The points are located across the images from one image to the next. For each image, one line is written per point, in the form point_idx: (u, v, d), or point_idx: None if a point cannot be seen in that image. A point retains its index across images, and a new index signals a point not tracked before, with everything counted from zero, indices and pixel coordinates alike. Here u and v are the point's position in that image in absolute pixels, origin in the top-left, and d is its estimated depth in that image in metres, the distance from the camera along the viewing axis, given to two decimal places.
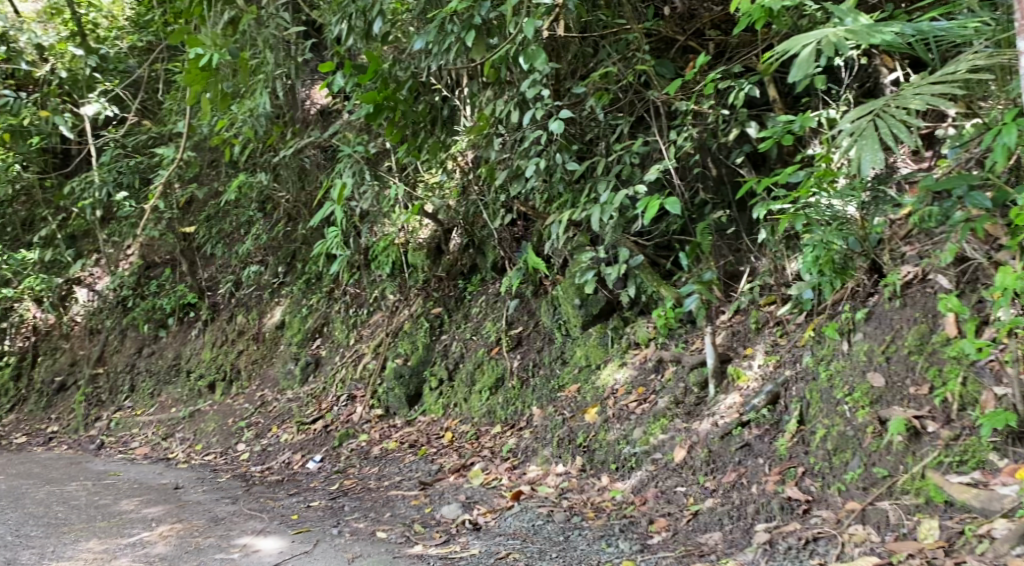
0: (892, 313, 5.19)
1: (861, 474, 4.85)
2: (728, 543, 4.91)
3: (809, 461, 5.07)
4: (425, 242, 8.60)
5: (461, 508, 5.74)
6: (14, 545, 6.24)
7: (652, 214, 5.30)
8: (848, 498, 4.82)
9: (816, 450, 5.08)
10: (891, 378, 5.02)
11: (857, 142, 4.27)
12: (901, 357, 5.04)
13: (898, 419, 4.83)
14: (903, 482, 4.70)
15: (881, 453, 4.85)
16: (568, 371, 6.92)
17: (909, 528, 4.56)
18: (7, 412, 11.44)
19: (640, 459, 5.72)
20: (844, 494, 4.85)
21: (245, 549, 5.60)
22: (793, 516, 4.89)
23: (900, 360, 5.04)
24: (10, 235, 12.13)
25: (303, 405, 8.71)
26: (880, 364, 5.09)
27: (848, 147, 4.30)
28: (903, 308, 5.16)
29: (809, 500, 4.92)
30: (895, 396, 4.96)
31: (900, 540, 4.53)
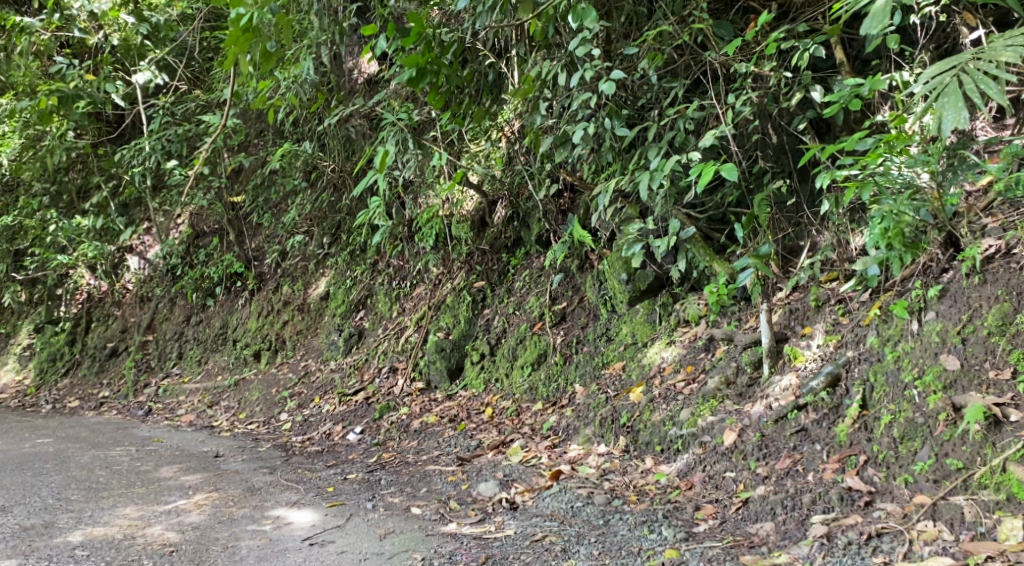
0: (970, 291, 4.84)
1: (931, 465, 4.53)
2: (781, 534, 4.62)
3: (873, 450, 4.76)
4: (469, 213, 8.38)
5: (498, 486, 5.54)
6: (53, 508, 6.19)
7: (706, 181, 4.94)
8: (917, 491, 4.51)
9: (880, 437, 4.77)
10: (967, 360, 4.67)
11: (937, 100, 4.10)
12: (979, 338, 4.69)
13: (975, 406, 4.49)
14: (981, 475, 4.37)
15: (955, 443, 4.52)
16: (612, 348, 6.67)
17: (987, 527, 4.23)
18: (61, 376, 11.52)
19: (686, 442, 5.46)
20: (912, 486, 4.53)
21: (277, 521, 5.45)
22: (853, 508, 4.59)
23: (978, 343, 4.69)
24: (65, 202, 12.33)
25: (345, 376, 8.59)
26: (954, 346, 4.75)
27: (927, 105, 4.13)
28: (983, 286, 4.81)
29: (871, 491, 4.63)
30: (972, 381, 4.61)
31: (978, 540, 4.21)
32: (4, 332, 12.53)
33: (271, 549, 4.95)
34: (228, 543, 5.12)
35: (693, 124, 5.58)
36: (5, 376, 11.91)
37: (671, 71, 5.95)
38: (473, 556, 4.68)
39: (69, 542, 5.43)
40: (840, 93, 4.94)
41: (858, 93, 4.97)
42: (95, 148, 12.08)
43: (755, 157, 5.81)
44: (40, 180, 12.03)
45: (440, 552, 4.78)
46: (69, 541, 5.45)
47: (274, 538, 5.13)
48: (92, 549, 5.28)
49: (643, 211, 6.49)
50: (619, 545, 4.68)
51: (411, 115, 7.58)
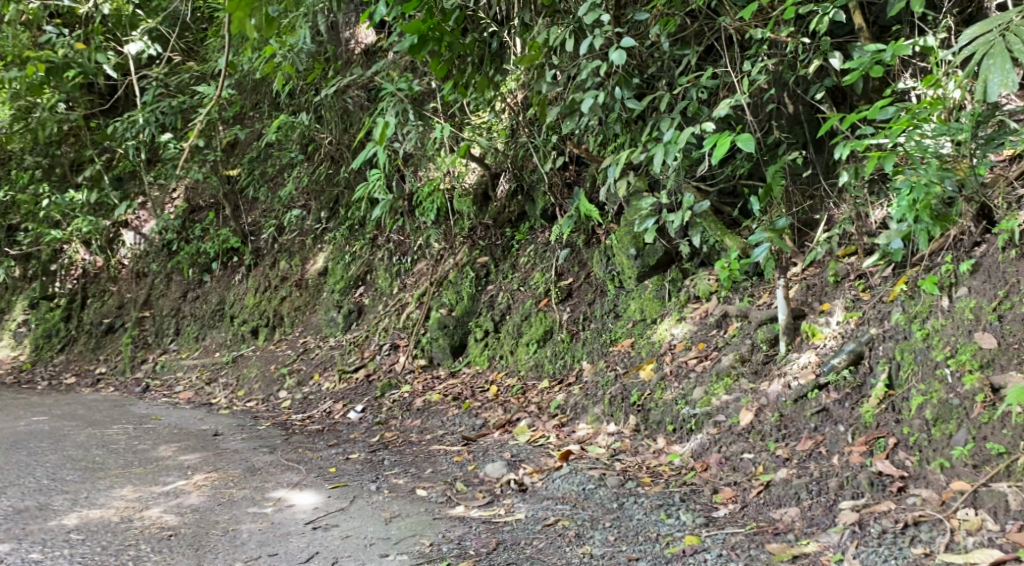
0: (1006, 266, 4.66)
1: (971, 449, 4.31)
2: (807, 520, 4.44)
3: (902, 432, 4.59)
4: (471, 187, 8.22)
5: (506, 467, 5.40)
6: (49, 489, 6.06)
7: (722, 154, 4.75)
8: (954, 476, 4.30)
9: (911, 419, 4.59)
10: (1004, 338, 4.48)
11: (983, 62, 4.03)
12: (1016, 315, 4.50)
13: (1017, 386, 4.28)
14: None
15: (994, 426, 4.30)
16: (620, 325, 6.52)
17: None
18: (57, 352, 11.33)
19: (700, 421, 5.32)
20: (948, 472, 4.32)
21: (279, 503, 5.31)
22: (885, 494, 4.39)
23: (1016, 320, 4.49)
24: (58, 176, 12.02)
25: (345, 353, 8.43)
26: (990, 323, 4.56)
27: (972, 66, 4.05)
28: (1019, 261, 4.63)
29: (904, 476, 4.43)
30: (1011, 359, 4.42)
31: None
32: None
33: (273, 534, 4.82)
34: (229, 526, 4.99)
35: (707, 94, 5.40)
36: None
37: (683, 38, 5.77)
38: (482, 542, 4.55)
39: (65, 526, 5.29)
40: (861, 60, 4.77)
41: (879, 60, 4.79)
42: (87, 121, 11.86)
43: (770, 127, 5.66)
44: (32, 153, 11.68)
45: (448, 537, 4.65)
46: (64, 524, 5.32)
47: (276, 522, 5.00)
48: (88, 533, 5.14)
49: (654, 185, 6.33)
50: (634, 530, 4.55)
51: (411, 85, 7.38)
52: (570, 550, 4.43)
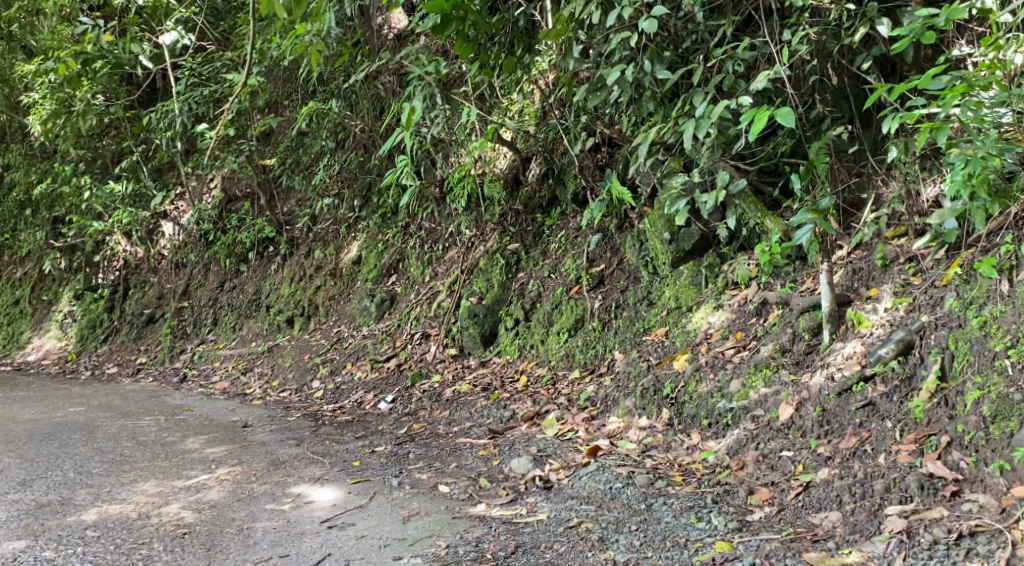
0: None
1: None
2: (849, 526, 4.14)
3: (956, 430, 4.26)
4: (503, 172, 7.99)
5: (532, 462, 5.16)
6: (73, 482, 5.96)
7: (760, 130, 4.40)
8: (1014, 480, 3.97)
9: (967, 416, 4.25)
10: None
11: None
12: None
13: None
14: None
15: None
16: (654, 313, 6.25)
17: None
18: (100, 342, 11.29)
19: (737, 416, 5.04)
20: (1008, 476, 4.00)
21: (298, 500, 5.13)
22: (937, 499, 4.07)
23: None
24: (99, 168, 12.10)
25: (377, 343, 8.25)
26: None
27: None
28: None
29: (958, 479, 4.11)
30: None
31: None
32: (46, 299, 12.37)
33: (287, 533, 4.64)
34: (244, 524, 4.83)
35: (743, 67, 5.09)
36: (47, 343, 11.77)
37: (718, 7, 5.45)
38: (501, 545, 4.33)
39: (82, 522, 5.18)
40: (910, 27, 4.38)
41: (931, 25, 4.40)
42: (126, 112, 11.82)
43: (813, 102, 5.31)
44: (77, 147, 11.76)
45: (466, 538, 4.43)
46: (82, 520, 5.20)
47: (292, 520, 4.82)
48: (104, 530, 5.02)
49: (688, 165, 6.04)
50: (662, 533, 4.28)
51: (438, 68, 7.15)
52: (593, 555, 4.18)
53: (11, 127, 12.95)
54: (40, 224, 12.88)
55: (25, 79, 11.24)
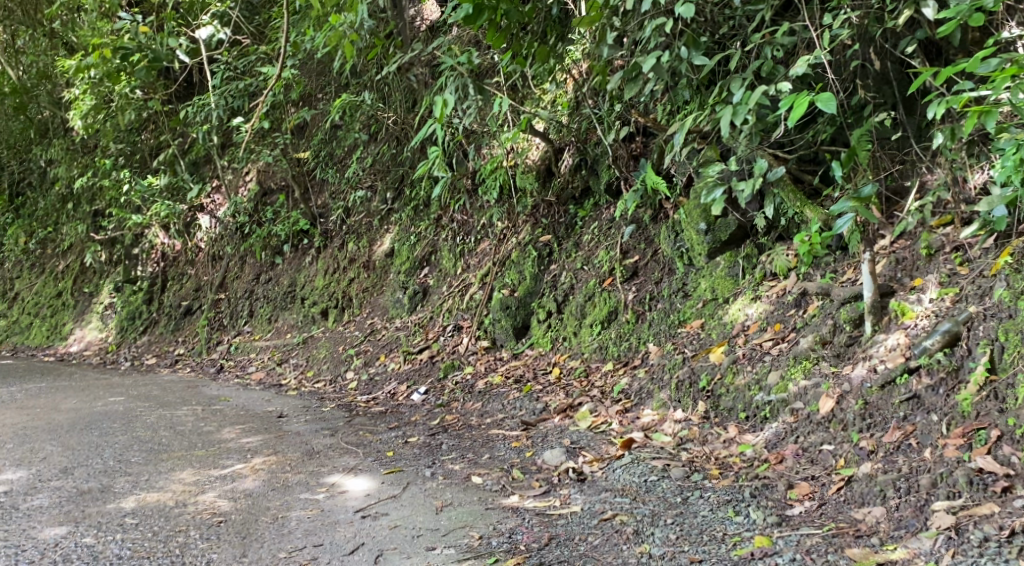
0: None
1: None
2: (894, 522, 4.01)
3: (1007, 424, 4.12)
4: (535, 163, 7.94)
5: (565, 454, 5.11)
6: (112, 471, 6.01)
7: (799, 116, 4.28)
8: None
9: (1017, 410, 4.12)
10: None
11: None
12: None
13: None
14: None
15: None
16: (689, 305, 6.16)
17: None
18: (139, 334, 11.40)
19: (776, 409, 4.96)
20: None
21: (331, 489, 5.12)
22: (987, 495, 3.93)
23: None
24: (138, 162, 12.23)
25: (410, 334, 8.24)
26: None
27: None
28: None
29: (1010, 474, 3.94)
30: None
31: None
32: (87, 292, 12.53)
33: (321, 523, 4.63)
34: (278, 513, 4.83)
35: (782, 52, 4.96)
36: (88, 335, 11.91)
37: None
38: (535, 536, 4.28)
39: (121, 509, 5.21)
40: (957, 7, 4.23)
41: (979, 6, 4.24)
42: (164, 106, 11.93)
43: (855, 87, 5.23)
44: (116, 141, 11.95)
45: (499, 529, 4.39)
46: (120, 508, 5.23)
47: (326, 509, 4.81)
48: (142, 517, 5.04)
49: (725, 155, 5.95)
50: (699, 527, 4.21)
51: (471, 59, 7.12)
52: (628, 549, 4.12)
53: (53, 123, 13.14)
54: (81, 218, 13.05)
55: (67, 74, 11.39)
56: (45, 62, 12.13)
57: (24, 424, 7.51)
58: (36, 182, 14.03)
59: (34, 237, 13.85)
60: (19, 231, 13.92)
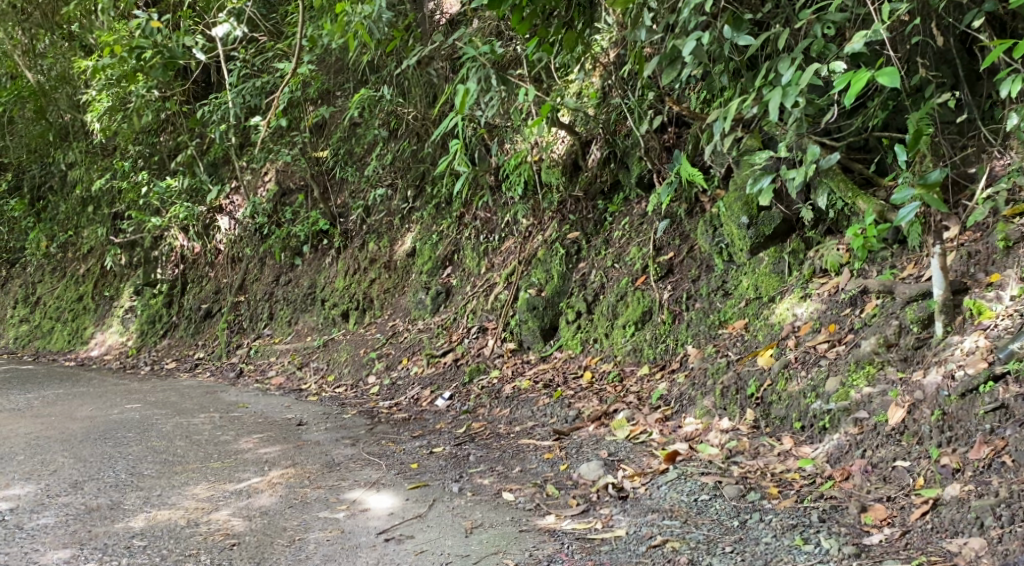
0: None
1: None
2: (999, 557, 3.65)
3: None
4: (561, 157, 7.60)
5: (603, 469, 4.77)
6: (123, 485, 5.72)
7: (857, 93, 3.89)
8: None
9: None
10: None
11: None
12: None
13: None
14: None
15: None
16: (731, 304, 5.81)
17: None
18: (159, 338, 11.15)
19: (836, 419, 4.61)
20: None
21: (353, 507, 4.80)
22: None
23: None
24: (157, 163, 11.99)
25: (433, 337, 7.91)
26: None
27: None
28: None
29: None
30: None
31: None
32: (107, 295, 12.30)
33: (340, 546, 4.32)
34: (295, 535, 4.52)
35: (834, 30, 4.60)
36: (109, 338, 11.66)
37: None
38: None
39: (130, 529, 4.92)
40: None
41: None
42: (182, 107, 11.65)
43: (913, 67, 4.90)
44: (134, 144, 11.81)
45: (536, 556, 4.07)
46: (129, 527, 4.94)
47: (346, 530, 4.49)
48: (151, 539, 4.75)
49: (768, 143, 5.63)
50: (762, 557, 3.88)
51: (494, 49, 6.78)
52: None
53: (73, 126, 12.90)
54: (101, 220, 12.83)
55: (84, 75, 11.14)
56: (64, 64, 11.93)
57: (37, 434, 7.24)
58: (57, 186, 13.82)
59: (55, 240, 13.64)
60: (40, 235, 13.71)
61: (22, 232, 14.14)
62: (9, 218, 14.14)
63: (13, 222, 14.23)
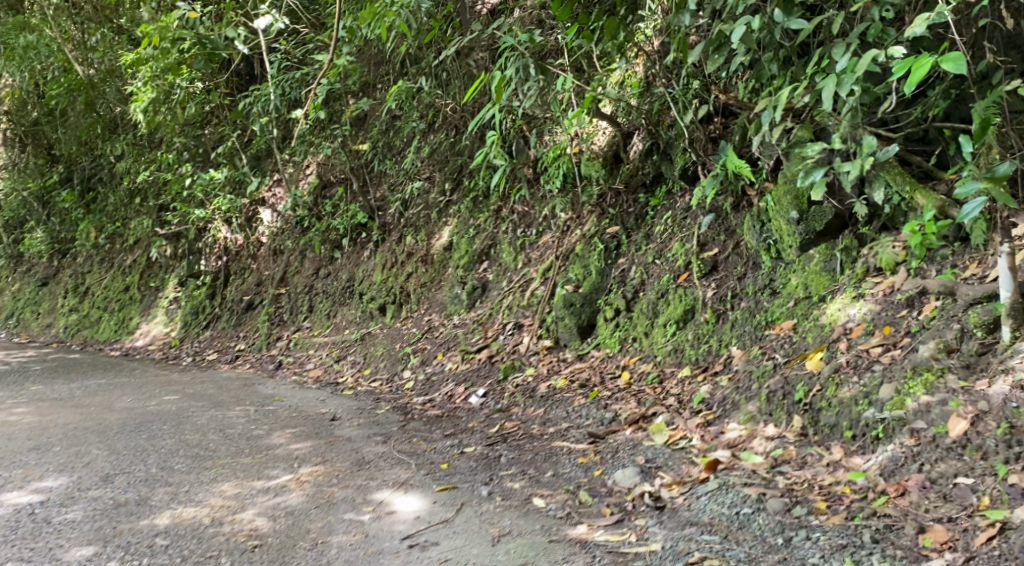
0: None
1: None
2: None
3: None
4: (602, 149, 7.37)
5: (640, 476, 4.57)
6: (152, 480, 5.61)
7: (918, 81, 3.62)
8: None
9: None
10: None
11: None
12: None
13: None
14: None
15: None
16: (778, 304, 5.54)
17: None
18: (201, 329, 11.13)
19: (891, 428, 4.33)
20: None
21: (379, 510, 4.64)
22: None
23: None
24: (201, 156, 11.95)
25: (469, 332, 7.73)
26: None
27: None
28: None
29: None
30: None
31: None
32: (152, 286, 12.32)
33: (363, 553, 4.18)
34: (319, 538, 4.39)
35: (893, 12, 4.31)
36: (153, 329, 11.67)
37: None
38: None
39: (154, 527, 4.80)
40: None
41: None
42: (226, 99, 11.60)
43: (980, 53, 4.61)
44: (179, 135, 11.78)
45: None
46: (153, 525, 4.82)
47: (370, 535, 4.35)
48: (174, 538, 4.63)
49: (820, 134, 5.36)
50: None
51: (533, 37, 6.56)
52: None
53: (122, 119, 12.91)
54: (148, 212, 12.83)
55: (129, 67, 11.12)
56: (112, 57, 11.95)
57: (74, 425, 7.19)
58: (107, 177, 13.89)
59: (104, 231, 13.68)
60: (89, 226, 13.77)
61: (72, 222, 14.23)
62: (62, 209, 14.30)
63: (65, 213, 14.37)
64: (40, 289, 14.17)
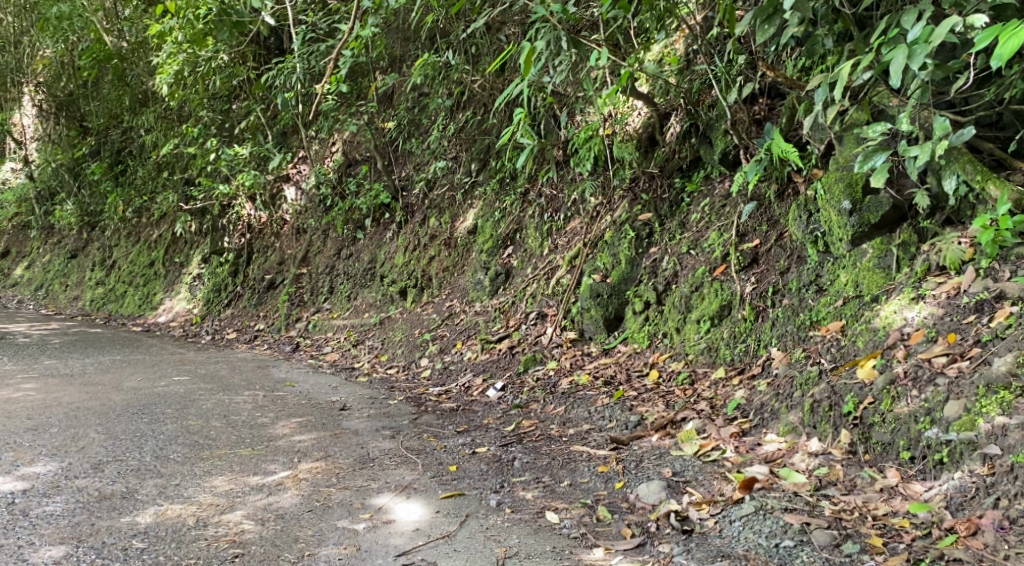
0: None
1: None
2: None
3: None
4: (637, 131, 6.90)
5: (665, 491, 4.19)
6: (144, 470, 5.22)
7: (1014, 50, 3.17)
8: None
9: None
10: None
11: None
12: None
13: None
14: None
15: None
16: (825, 303, 5.06)
17: None
18: (223, 308, 10.72)
19: (959, 453, 3.88)
20: None
21: (376, 518, 4.24)
22: None
23: None
24: (227, 131, 11.55)
25: (490, 321, 7.30)
26: None
27: None
28: None
29: None
30: None
31: None
32: (177, 262, 11.99)
33: None
34: (308, 549, 4.02)
35: None
36: (176, 305, 11.32)
37: None
38: None
39: (135, 525, 4.42)
40: None
41: None
42: (252, 73, 11.19)
43: None
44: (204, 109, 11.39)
45: None
46: (134, 523, 4.44)
47: (364, 549, 3.98)
48: (153, 540, 4.25)
49: (880, 116, 4.92)
50: None
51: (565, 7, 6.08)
52: None
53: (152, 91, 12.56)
54: (173, 186, 12.48)
55: (153, 36, 10.73)
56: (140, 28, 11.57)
57: (77, 405, 6.83)
58: (136, 150, 13.48)
59: (131, 205, 13.32)
60: (117, 199, 13.37)
61: (101, 195, 13.92)
62: (91, 181, 13.98)
63: (94, 186, 14.07)
64: (68, 261, 13.90)
